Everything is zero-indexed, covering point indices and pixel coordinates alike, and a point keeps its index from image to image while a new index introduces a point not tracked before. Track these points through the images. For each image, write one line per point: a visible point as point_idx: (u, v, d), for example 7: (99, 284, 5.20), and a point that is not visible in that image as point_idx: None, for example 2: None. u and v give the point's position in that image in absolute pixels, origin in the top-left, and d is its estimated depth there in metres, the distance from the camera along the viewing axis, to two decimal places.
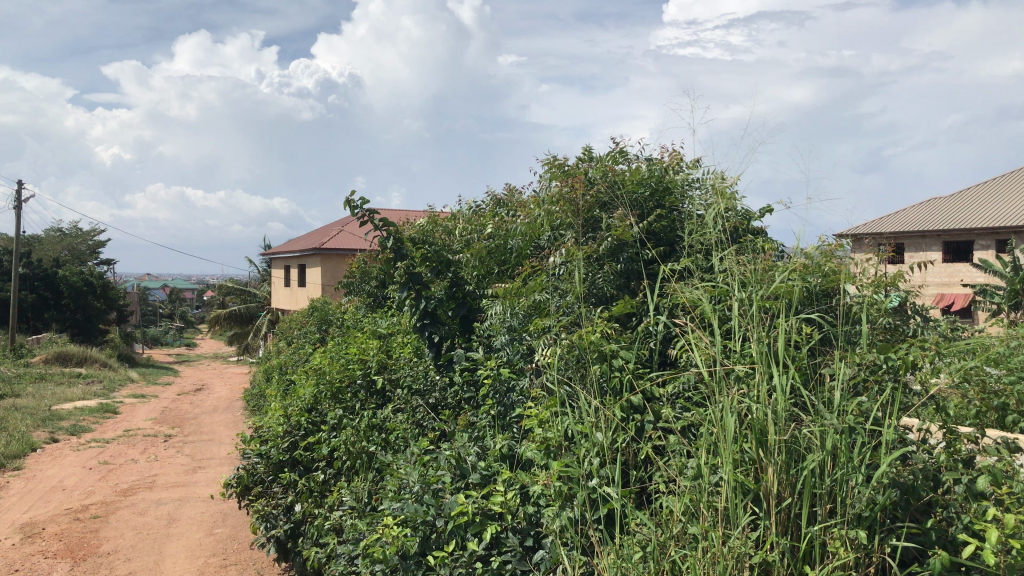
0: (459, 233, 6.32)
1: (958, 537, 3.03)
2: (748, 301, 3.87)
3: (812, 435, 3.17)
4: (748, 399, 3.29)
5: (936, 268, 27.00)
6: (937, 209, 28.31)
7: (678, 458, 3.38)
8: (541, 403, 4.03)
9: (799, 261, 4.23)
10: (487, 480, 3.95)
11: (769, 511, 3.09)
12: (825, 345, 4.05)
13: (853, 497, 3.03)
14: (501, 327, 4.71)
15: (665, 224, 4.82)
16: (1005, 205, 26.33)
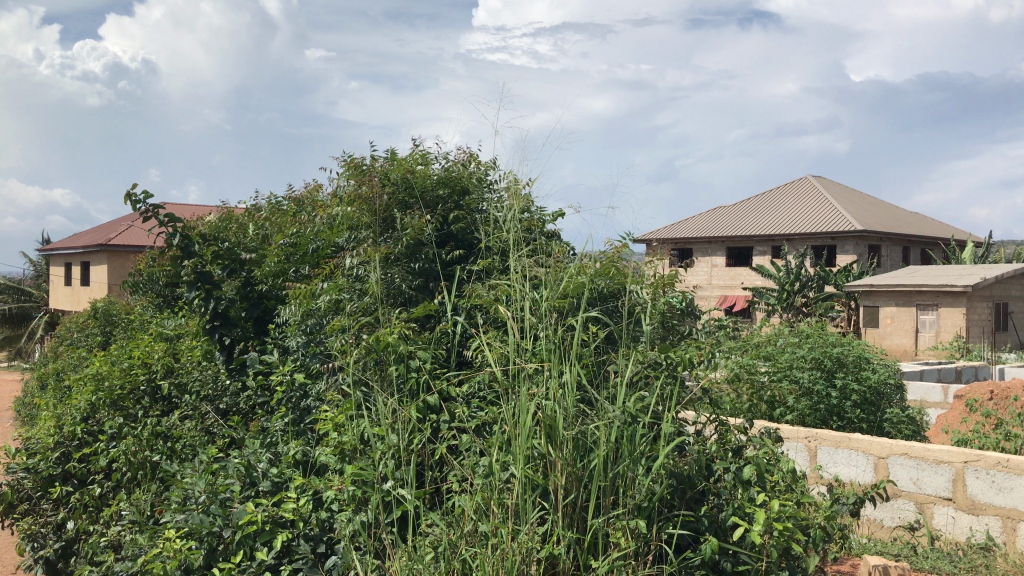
0: (253, 230, 6.10)
1: (728, 522, 3.27)
2: (539, 302, 3.99)
3: (597, 430, 3.31)
4: (540, 397, 3.38)
5: (721, 271, 29.04)
6: (722, 217, 30.47)
7: (471, 457, 3.43)
8: (336, 407, 3.95)
9: (590, 262, 4.41)
10: (279, 488, 3.83)
11: (558, 505, 3.18)
12: (611, 344, 4.26)
13: (633, 488, 3.20)
14: (297, 329, 4.59)
15: (464, 225, 4.90)
16: (780, 215, 28.76)
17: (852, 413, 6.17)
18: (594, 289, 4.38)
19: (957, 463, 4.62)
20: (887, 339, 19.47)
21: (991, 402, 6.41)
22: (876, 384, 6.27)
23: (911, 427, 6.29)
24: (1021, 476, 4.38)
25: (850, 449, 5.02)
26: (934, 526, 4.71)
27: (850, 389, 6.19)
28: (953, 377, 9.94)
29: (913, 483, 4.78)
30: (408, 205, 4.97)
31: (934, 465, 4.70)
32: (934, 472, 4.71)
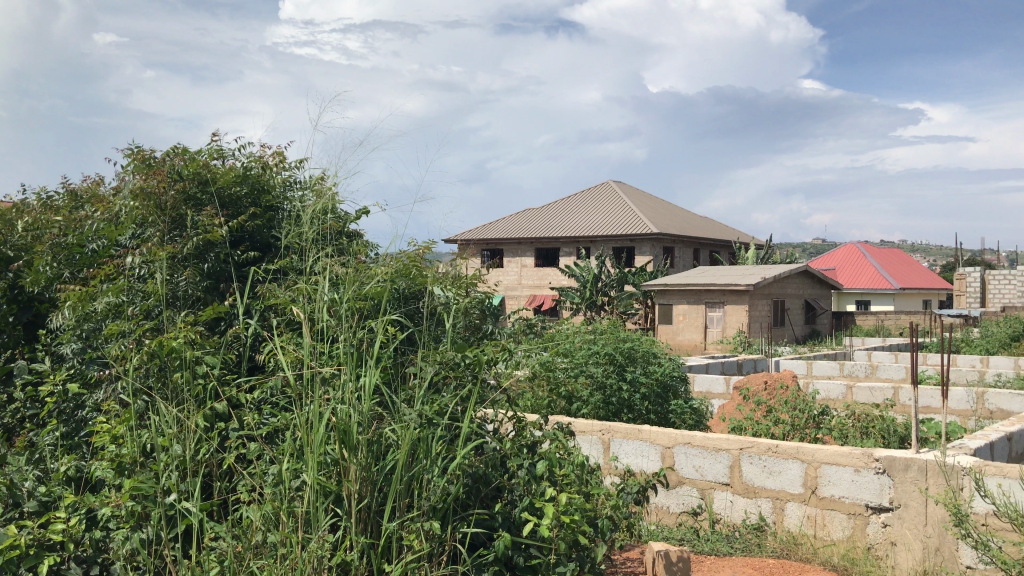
0: (22, 226, 5.57)
1: (520, 518, 3.34)
2: (338, 302, 3.89)
3: (392, 432, 3.27)
4: (335, 400, 3.29)
5: (529, 272, 29.80)
6: (530, 218, 31.26)
7: (261, 465, 3.31)
8: (114, 418, 3.68)
9: (391, 262, 4.35)
10: (47, 507, 3.53)
11: (351, 510, 3.13)
12: (410, 344, 4.23)
13: (429, 489, 3.21)
14: (70, 335, 4.24)
15: (261, 223, 4.76)
16: (585, 217, 29.90)
17: (641, 406, 6.50)
18: (395, 290, 4.32)
19: (734, 449, 4.96)
20: (680, 335, 20.73)
21: (764, 390, 6.96)
22: (661, 377, 6.68)
23: (693, 417, 6.72)
24: (789, 460, 4.77)
25: (640, 440, 5.29)
26: (714, 510, 5.05)
27: (638, 381, 6.55)
28: (734, 369, 10.72)
29: (696, 470, 5.10)
30: (199, 202, 4.71)
31: (713, 453, 5.04)
32: (713, 459, 5.04)
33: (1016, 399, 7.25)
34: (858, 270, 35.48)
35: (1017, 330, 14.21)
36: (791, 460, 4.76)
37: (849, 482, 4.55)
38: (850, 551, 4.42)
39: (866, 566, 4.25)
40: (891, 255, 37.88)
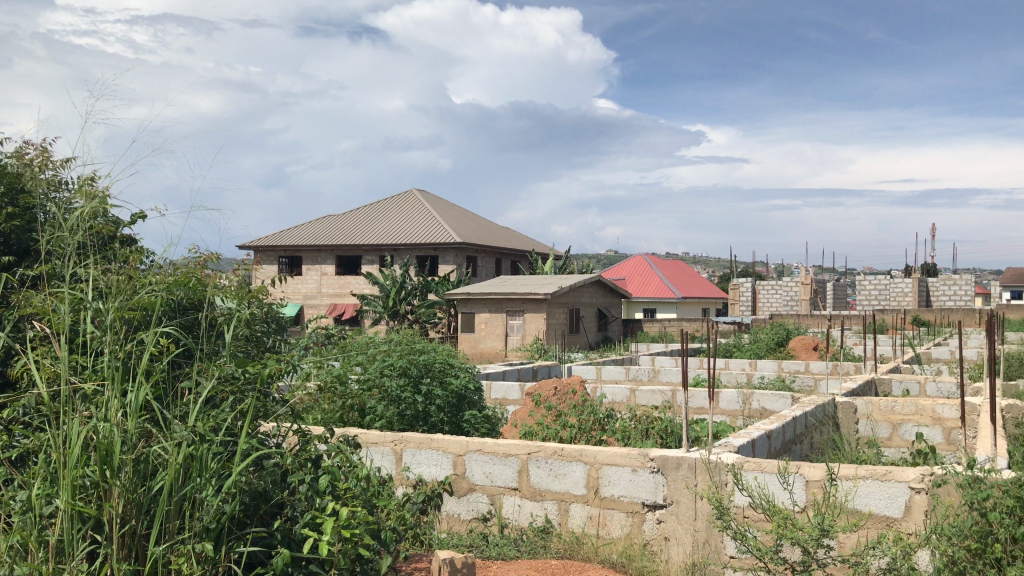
0: None
1: (300, 534, 3.25)
2: (105, 313, 3.62)
3: (161, 450, 3.08)
4: (95, 419, 3.05)
5: (330, 280, 29.21)
6: (331, 225, 30.68)
7: (9, 492, 3.03)
8: None
9: (166, 271, 4.08)
10: None
11: (112, 536, 2.92)
12: (187, 357, 3.99)
13: (201, 509, 3.05)
14: None
15: (19, 225, 4.34)
16: (387, 225, 29.75)
17: (435, 417, 6.53)
18: (172, 301, 4.03)
19: (522, 454, 5.09)
20: (482, 343, 21.03)
21: (554, 396, 7.19)
22: (458, 389, 6.74)
23: (486, 425, 6.79)
24: (572, 463, 4.95)
25: (431, 449, 5.31)
26: (503, 515, 5.15)
27: (434, 393, 6.58)
28: (529, 376, 11.01)
29: (486, 477, 5.18)
30: None
31: (503, 458, 5.14)
32: (502, 465, 5.14)
33: (777, 399, 7.94)
34: (646, 280, 37.59)
35: (781, 336, 15.58)
36: (574, 463, 4.94)
37: (627, 481, 4.79)
38: (628, 547, 4.64)
39: (642, 561, 4.47)
40: (676, 266, 40.42)
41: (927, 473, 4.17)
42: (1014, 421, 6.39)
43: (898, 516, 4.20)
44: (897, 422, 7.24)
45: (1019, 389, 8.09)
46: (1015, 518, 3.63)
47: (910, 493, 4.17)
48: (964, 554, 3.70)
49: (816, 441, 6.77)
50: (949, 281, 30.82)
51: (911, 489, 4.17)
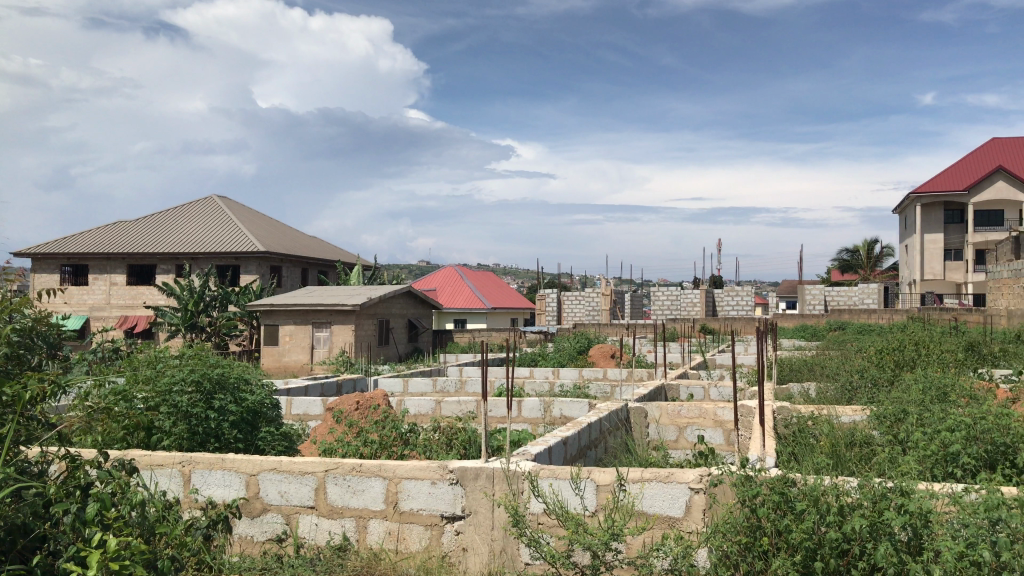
0: None
1: (62, 569, 3.02)
2: None
3: None
4: None
5: (119, 290, 27.29)
6: (122, 232, 28.75)
7: None
8: None
9: None
10: None
11: None
12: None
13: None
14: None
15: None
16: (185, 232, 28.27)
17: (228, 434, 6.21)
18: None
19: (319, 472, 4.95)
20: (286, 356, 20.37)
21: (356, 411, 7.08)
22: (252, 404, 6.48)
23: (284, 442, 6.54)
24: (371, 478, 4.87)
25: (223, 469, 5.07)
26: (299, 535, 4.98)
27: (227, 410, 6.27)
28: (333, 390, 10.78)
29: (281, 496, 5.00)
30: None
31: (298, 477, 4.98)
32: (298, 483, 4.98)
33: (575, 406, 8.21)
34: (455, 290, 37.90)
35: (582, 344, 16.18)
36: (373, 478, 4.87)
37: (426, 495, 4.77)
38: (426, 561, 4.62)
39: (440, 573, 4.46)
40: (484, 277, 41.04)
41: (704, 473, 4.44)
42: (784, 421, 6.96)
43: (679, 516, 4.45)
44: (684, 425, 7.67)
45: (788, 391, 8.82)
46: (780, 513, 3.93)
47: (690, 493, 4.43)
48: (737, 548, 3.96)
49: (610, 446, 7.05)
50: (733, 293, 33.16)
51: (691, 490, 4.43)
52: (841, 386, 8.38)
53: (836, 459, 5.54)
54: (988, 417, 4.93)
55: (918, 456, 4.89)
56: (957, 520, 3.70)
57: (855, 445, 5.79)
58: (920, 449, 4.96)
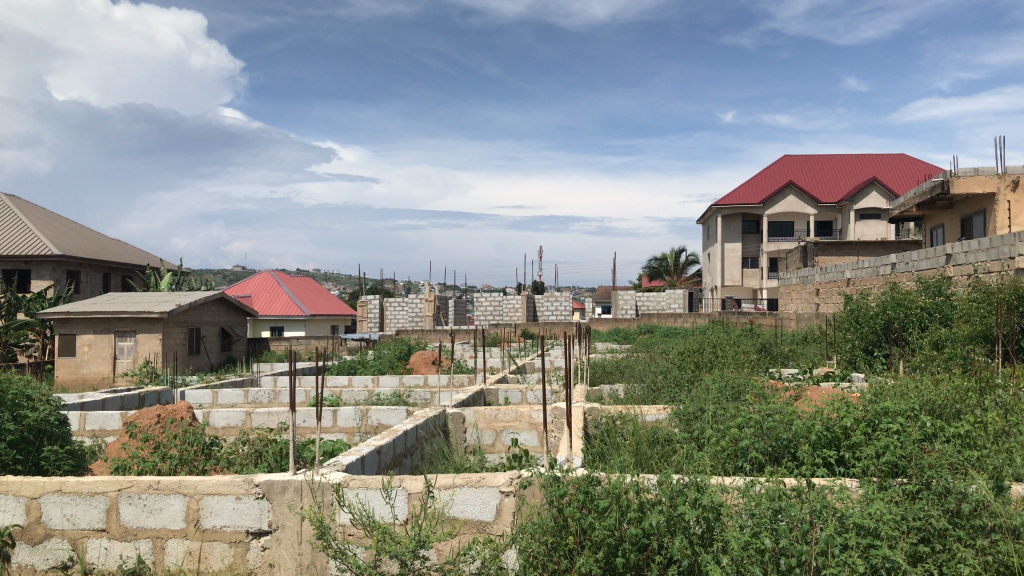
0: None
1: None
2: None
3: None
4: None
5: None
6: None
7: None
8: None
9: None
10: None
11: None
12: None
13: None
14: None
15: None
16: None
17: (6, 455, 5.68)
18: None
19: (111, 492, 4.62)
20: (83, 367, 18.78)
21: (155, 426, 6.68)
22: (35, 423, 5.94)
23: (71, 461, 6.06)
24: (170, 495, 4.60)
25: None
26: (87, 560, 4.63)
27: (5, 428, 5.73)
28: (134, 403, 10.10)
29: (67, 520, 4.63)
30: None
31: (87, 498, 4.62)
32: (87, 505, 4.62)
33: (392, 414, 8.15)
34: (272, 297, 36.68)
35: (403, 351, 16.09)
36: (172, 496, 4.59)
37: (230, 511, 4.56)
38: None
39: None
40: (304, 283, 40.03)
41: (514, 476, 4.52)
42: (594, 422, 7.22)
43: (489, 520, 4.49)
44: (500, 429, 7.79)
45: (600, 393, 9.16)
46: (585, 511, 4.06)
47: (501, 497, 4.49)
48: (544, 548, 4.05)
49: (427, 453, 7.02)
50: (551, 298, 34.32)
51: (501, 493, 4.48)
52: (648, 387, 8.81)
53: (640, 457, 5.79)
54: (773, 414, 5.32)
55: (711, 452, 5.20)
56: (744, 511, 3.96)
57: (657, 443, 6.08)
58: (713, 445, 5.28)
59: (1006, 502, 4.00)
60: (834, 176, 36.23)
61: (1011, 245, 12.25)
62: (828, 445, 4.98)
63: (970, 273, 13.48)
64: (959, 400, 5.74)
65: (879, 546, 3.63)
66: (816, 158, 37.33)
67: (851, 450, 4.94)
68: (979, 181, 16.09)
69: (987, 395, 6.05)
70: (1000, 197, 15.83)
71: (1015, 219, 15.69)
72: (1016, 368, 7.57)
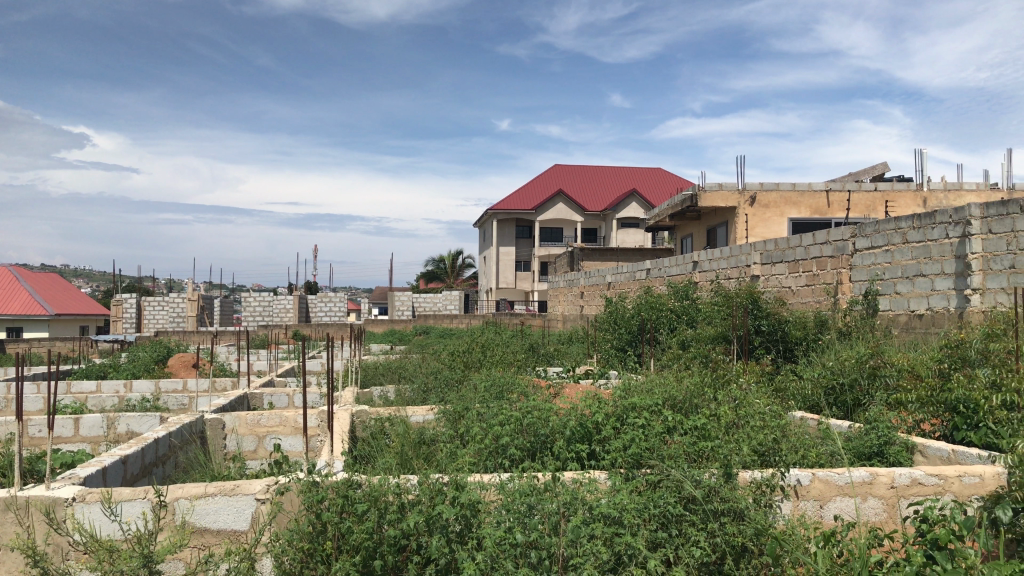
0: None
1: None
2: None
3: None
4: None
5: None
6: None
7: None
8: None
9: None
10: None
11: None
12: None
13: None
14: None
15: None
16: None
17: None
18: None
19: None
20: None
21: None
22: None
23: None
24: None
25: None
26: None
27: None
28: None
29: None
30: None
31: None
32: None
33: (143, 421, 7.60)
34: (7, 294, 33.01)
35: (159, 353, 15.06)
36: None
37: None
38: None
39: None
40: (47, 279, 36.51)
41: (271, 483, 4.37)
42: (362, 424, 7.14)
43: (243, 529, 4.31)
44: (262, 434, 7.49)
45: (369, 394, 9.07)
46: (343, 515, 3.99)
47: (256, 504, 4.32)
48: (300, 556, 3.94)
49: (180, 461, 6.62)
50: (325, 298, 33.60)
51: (256, 501, 4.32)
52: (417, 387, 8.85)
53: (404, 458, 5.81)
54: (532, 410, 5.52)
55: (473, 449, 5.31)
56: (499, 507, 4.07)
57: (423, 443, 6.12)
58: (475, 442, 5.39)
59: (733, 487, 4.39)
60: (599, 186, 38.27)
61: (747, 254, 13.52)
62: (581, 440, 5.26)
63: (713, 279, 14.74)
64: (697, 395, 6.23)
65: (623, 534, 3.88)
66: (583, 168, 39.24)
67: (601, 443, 5.23)
68: (723, 196, 17.61)
69: (722, 390, 6.62)
70: (740, 210, 17.43)
71: (752, 231, 17.35)
72: (748, 364, 8.37)
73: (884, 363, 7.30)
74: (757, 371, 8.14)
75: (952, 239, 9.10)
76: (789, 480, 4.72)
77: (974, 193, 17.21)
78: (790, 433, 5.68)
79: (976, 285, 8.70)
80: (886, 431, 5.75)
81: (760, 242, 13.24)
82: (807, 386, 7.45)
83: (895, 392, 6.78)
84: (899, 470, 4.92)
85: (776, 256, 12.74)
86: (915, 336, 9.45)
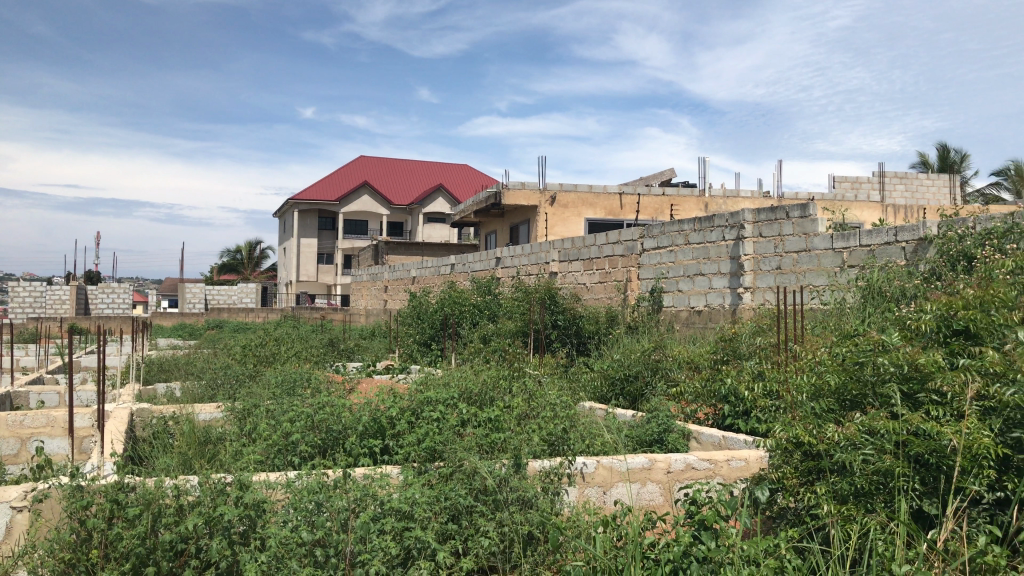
0: None
1: None
2: None
3: None
4: None
5: None
6: None
7: None
8: None
9: None
10: None
11: None
12: None
13: None
14: None
15: None
16: None
17: None
18: None
19: None
20: None
21: None
22: None
23: None
24: None
25: None
26: None
27: None
28: None
29: None
30: None
31: None
32: None
33: None
34: None
35: None
36: None
37: None
38: None
39: None
40: None
41: (29, 489, 4.00)
42: (143, 423, 6.71)
43: None
44: (26, 437, 6.88)
45: (152, 391, 8.54)
46: (112, 519, 3.73)
47: (11, 514, 3.95)
48: (60, 567, 3.64)
49: None
50: (106, 289, 31.36)
51: (11, 509, 3.95)
52: (206, 383, 8.44)
53: (188, 458, 5.53)
54: (324, 406, 5.40)
55: (261, 447, 5.13)
56: (285, 506, 3.95)
57: (208, 443, 5.84)
58: (264, 441, 5.21)
59: (523, 477, 4.51)
60: (404, 181, 38.14)
61: (546, 252, 13.94)
62: (374, 435, 5.21)
63: (512, 275, 15.11)
64: (493, 387, 6.35)
65: (413, 528, 3.87)
66: (389, 161, 38.95)
67: (395, 438, 5.21)
68: (524, 195, 18.03)
69: (515, 382, 6.79)
70: (540, 209, 17.94)
71: (550, 229, 17.93)
72: (542, 357, 8.64)
73: (664, 356, 7.78)
74: (551, 364, 8.43)
75: (728, 241, 9.82)
76: (575, 468, 4.91)
77: (749, 200, 18.70)
78: (578, 422, 5.92)
79: (748, 285, 9.47)
80: (665, 419, 6.14)
81: (557, 241, 13.72)
82: (596, 377, 7.81)
83: (674, 383, 7.24)
84: (675, 456, 5.25)
85: (572, 254, 13.23)
86: (693, 330, 10.14)
